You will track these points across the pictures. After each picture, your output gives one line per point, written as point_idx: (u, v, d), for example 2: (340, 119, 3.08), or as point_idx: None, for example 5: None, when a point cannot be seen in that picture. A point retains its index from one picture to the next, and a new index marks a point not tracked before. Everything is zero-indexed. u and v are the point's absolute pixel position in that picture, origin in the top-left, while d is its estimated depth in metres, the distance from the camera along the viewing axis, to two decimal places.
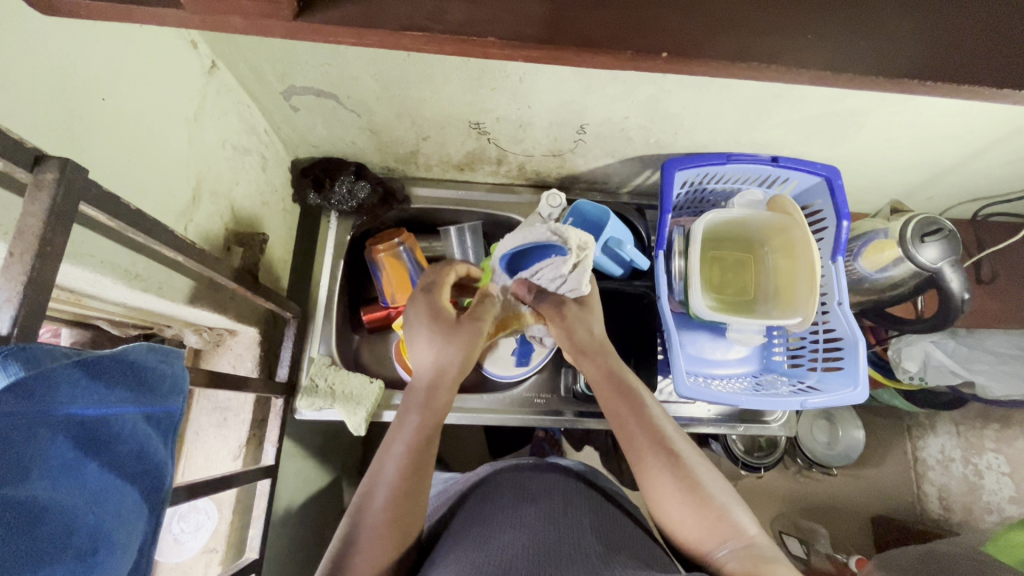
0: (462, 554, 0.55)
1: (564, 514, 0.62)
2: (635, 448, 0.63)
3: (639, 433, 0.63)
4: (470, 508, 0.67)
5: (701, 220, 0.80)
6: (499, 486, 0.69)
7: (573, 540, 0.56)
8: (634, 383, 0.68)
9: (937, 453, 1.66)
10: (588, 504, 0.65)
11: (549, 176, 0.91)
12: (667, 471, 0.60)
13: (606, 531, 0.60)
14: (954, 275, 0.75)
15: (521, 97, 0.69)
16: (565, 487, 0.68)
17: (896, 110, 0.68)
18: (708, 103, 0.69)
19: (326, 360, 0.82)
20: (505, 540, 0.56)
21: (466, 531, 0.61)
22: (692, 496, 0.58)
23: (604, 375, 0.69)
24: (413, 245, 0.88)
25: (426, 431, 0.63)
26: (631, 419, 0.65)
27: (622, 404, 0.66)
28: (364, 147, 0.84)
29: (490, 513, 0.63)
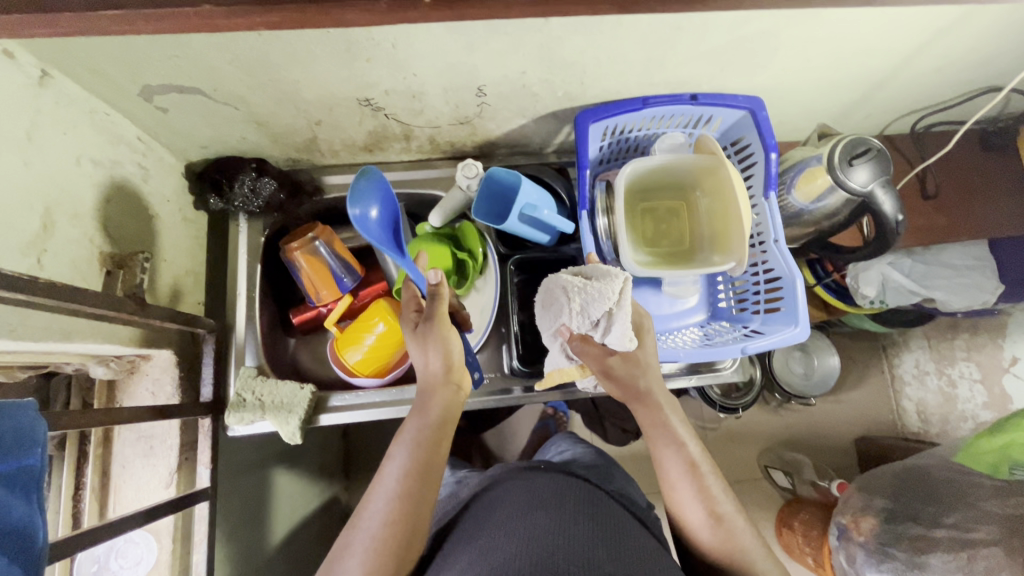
0: (473, 567, 0.56)
1: (571, 524, 0.62)
2: (677, 493, 0.64)
3: (685, 494, 0.63)
4: (481, 517, 0.68)
5: (621, 174, 0.75)
6: (512, 493, 0.70)
7: (580, 551, 0.56)
8: (683, 431, 0.67)
9: (913, 368, 1.68)
10: (593, 513, 0.66)
11: (465, 145, 0.85)
12: (708, 525, 0.61)
13: (612, 541, 0.61)
14: (886, 197, 0.71)
15: (402, 65, 0.63)
16: (573, 496, 0.69)
17: (803, 26, 0.63)
18: (605, 45, 0.63)
19: (252, 371, 0.78)
20: (514, 548, 0.57)
21: (477, 541, 0.61)
22: (728, 555, 0.60)
23: (653, 427, 0.68)
24: (329, 238, 0.82)
25: (414, 435, 0.62)
26: (678, 476, 0.64)
27: (670, 458, 0.65)
28: (257, 141, 0.77)
29: (501, 522, 0.63)
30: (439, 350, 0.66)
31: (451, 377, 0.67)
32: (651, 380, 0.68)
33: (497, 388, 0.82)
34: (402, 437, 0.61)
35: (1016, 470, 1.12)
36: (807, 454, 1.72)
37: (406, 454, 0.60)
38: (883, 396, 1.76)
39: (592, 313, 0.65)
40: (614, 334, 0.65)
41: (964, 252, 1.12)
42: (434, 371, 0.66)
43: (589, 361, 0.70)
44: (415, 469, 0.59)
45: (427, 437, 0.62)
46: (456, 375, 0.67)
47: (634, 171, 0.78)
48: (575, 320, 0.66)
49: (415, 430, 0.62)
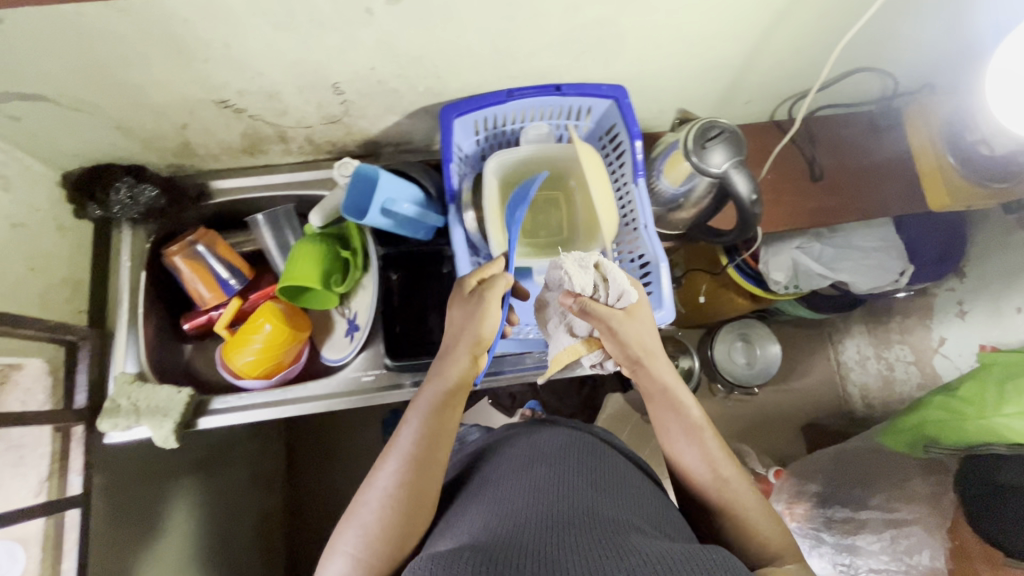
0: (480, 516, 0.62)
1: (567, 477, 0.67)
2: (683, 454, 0.72)
3: (689, 449, 0.71)
4: (489, 467, 0.74)
5: (487, 166, 0.78)
6: (520, 449, 0.75)
7: (578, 505, 0.62)
8: (684, 399, 0.74)
9: (855, 353, 1.69)
10: (591, 465, 0.71)
11: (347, 144, 0.86)
12: (708, 482, 0.70)
13: (610, 492, 0.66)
14: (741, 179, 0.72)
15: (243, 64, 0.63)
16: (574, 449, 0.74)
17: (637, 11, 0.64)
18: (444, 38, 0.64)
19: (130, 376, 0.78)
20: (517, 504, 0.63)
21: (487, 493, 0.67)
22: (720, 503, 0.69)
23: (653, 393, 0.75)
24: (209, 240, 0.83)
25: (430, 407, 0.66)
26: (683, 433, 0.72)
27: (674, 423, 0.73)
28: (129, 147, 0.78)
29: (505, 475, 0.69)
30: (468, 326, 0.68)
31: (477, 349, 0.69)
32: (649, 346, 0.73)
33: (384, 383, 0.82)
34: (418, 403, 0.66)
35: (931, 449, 1.08)
36: (756, 443, 1.72)
37: (422, 417, 0.65)
38: (829, 383, 1.77)
39: (621, 285, 0.69)
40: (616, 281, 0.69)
41: (869, 234, 1.14)
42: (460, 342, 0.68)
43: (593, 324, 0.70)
44: (428, 433, 0.64)
45: (442, 402, 0.66)
46: (481, 350, 0.69)
47: (501, 163, 0.80)
48: (574, 274, 0.68)
49: (433, 396, 0.67)
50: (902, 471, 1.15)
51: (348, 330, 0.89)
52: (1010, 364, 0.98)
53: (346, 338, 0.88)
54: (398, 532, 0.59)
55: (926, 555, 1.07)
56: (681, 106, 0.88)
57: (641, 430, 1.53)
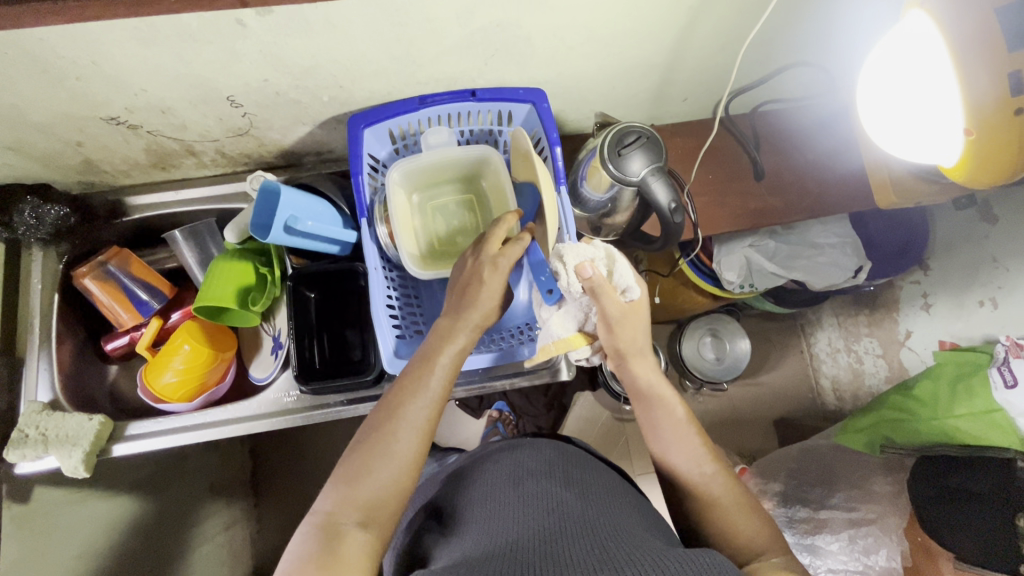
0: (479, 534, 0.59)
1: (560, 491, 0.64)
2: (670, 452, 0.70)
3: (674, 449, 0.70)
4: (477, 479, 0.71)
5: (391, 175, 0.74)
6: (500, 464, 0.72)
7: (584, 515, 0.60)
8: (672, 396, 0.73)
9: (827, 345, 1.66)
10: (584, 479, 0.69)
11: (264, 156, 0.83)
12: (695, 480, 0.67)
13: (600, 504, 0.63)
14: (660, 187, 0.68)
15: (120, 80, 0.60)
16: (563, 462, 0.72)
17: (538, 13, 0.60)
18: (334, 47, 0.60)
19: (40, 405, 0.75)
20: (511, 519, 0.60)
21: (474, 514, 0.64)
22: (707, 506, 0.66)
23: (646, 393, 0.73)
24: (121, 260, 0.81)
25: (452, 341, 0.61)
26: (668, 433, 0.71)
27: (659, 418, 0.72)
28: (27, 167, 0.75)
29: (495, 490, 0.66)
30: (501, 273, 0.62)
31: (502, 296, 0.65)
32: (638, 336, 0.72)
33: (308, 404, 0.80)
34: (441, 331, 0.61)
35: (886, 450, 0.98)
36: (727, 438, 1.70)
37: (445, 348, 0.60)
38: (802, 375, 1.74)
39: (627, 281, 0.66)
40: (622, 275, 0.66)
41: (824, 230, 1.11)
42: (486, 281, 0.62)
43: (604, 302, 0.65)
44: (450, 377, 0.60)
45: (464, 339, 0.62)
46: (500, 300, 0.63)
47: (403, 172, 0.75)
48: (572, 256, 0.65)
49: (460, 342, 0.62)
50: (862, 468, 1.08)
51: (275, 348, 0.86)
52: (965, 363, 0.89)
53: (272, 355, 0.85)
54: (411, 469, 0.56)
55: (884, 555, 1.02)
56: (601, 111, 0.86)
57: (608, 431, 1.51)
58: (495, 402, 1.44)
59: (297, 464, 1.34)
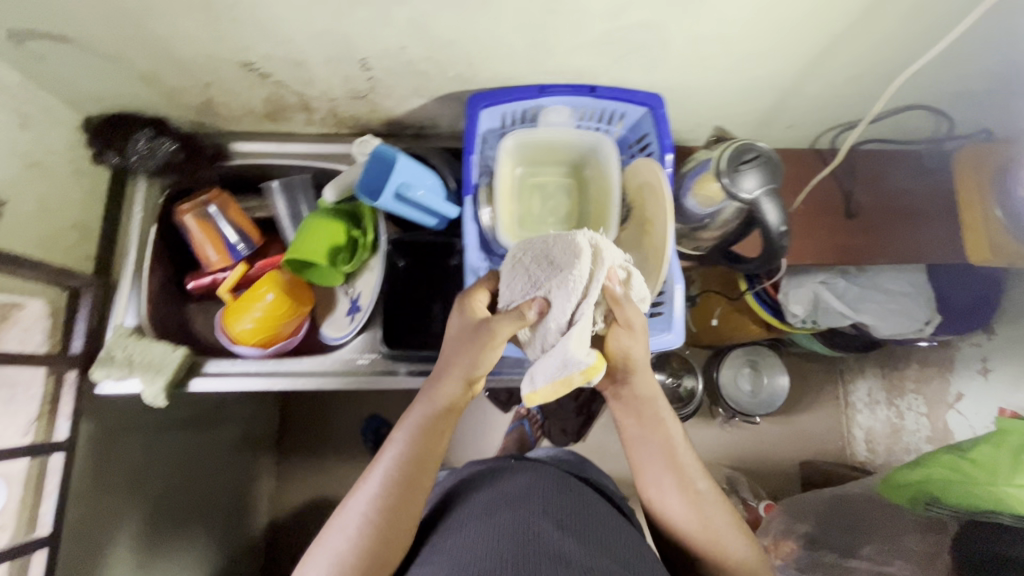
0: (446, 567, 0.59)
1: (538, 523, 0.63)
2: (662, 487, 0.67)
3: (665, 480, 0.66)
4: (456, 511, 0.69)
5: (503, 145, 0.74)
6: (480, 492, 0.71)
7: (553, 546, 0.59)
8: (669, 422, 0.68)
9: (865, 396, 1.64)
10: (561, 507, 0.67)
11: (371, 122, 0.84)
12: (690, 511, 0.65)
13: (578, 539, 0.61)
14: (772, 206, 0.68)
15: (270, 27, 0.62)
16: (540, 489, 0.69)
17: (686, 18, 0.61)
18: (480, 24, 0.61)
19: (129, 329, 0.78)
20: (479, 555, 0.58)
21: (448, 543, 0.63)
22: (700, 526, 0.65)
23: (642, 411, 0.69)
24: (222, 202, 0.83)
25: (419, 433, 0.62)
26: (662, 460, 0.67)
27: (652, 447, 0.68)
28: (150, 99, 0.77)
29: (472, 519, 0.65)
30: (466, 358, 0.62)
31: (470, 383, 0.64)
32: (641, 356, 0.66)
33: (378, 369, 0.80)
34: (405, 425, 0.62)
35: (931, 508, 0.96)
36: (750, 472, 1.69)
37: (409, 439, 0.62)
38: (834, 422, 1.71)
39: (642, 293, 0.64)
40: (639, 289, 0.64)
41: (899, 277, 1.09)
42: (454, 373, 0.63)
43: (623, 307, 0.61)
44: (411, 457, 0.61)
45: (429, 429, 0.62)
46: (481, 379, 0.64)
47: (516, 144, 0.76)
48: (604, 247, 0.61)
49: (418, 420, 0.63)
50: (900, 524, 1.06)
51: (351, 309, 0.88)
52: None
53: (348, 316, 0.87)
54: (366, 567, 0.57)
55: None
56: (705, 125, 0.86)
57: None
58: (525, 399, 1.44)
59: (330, 430, 1.35)
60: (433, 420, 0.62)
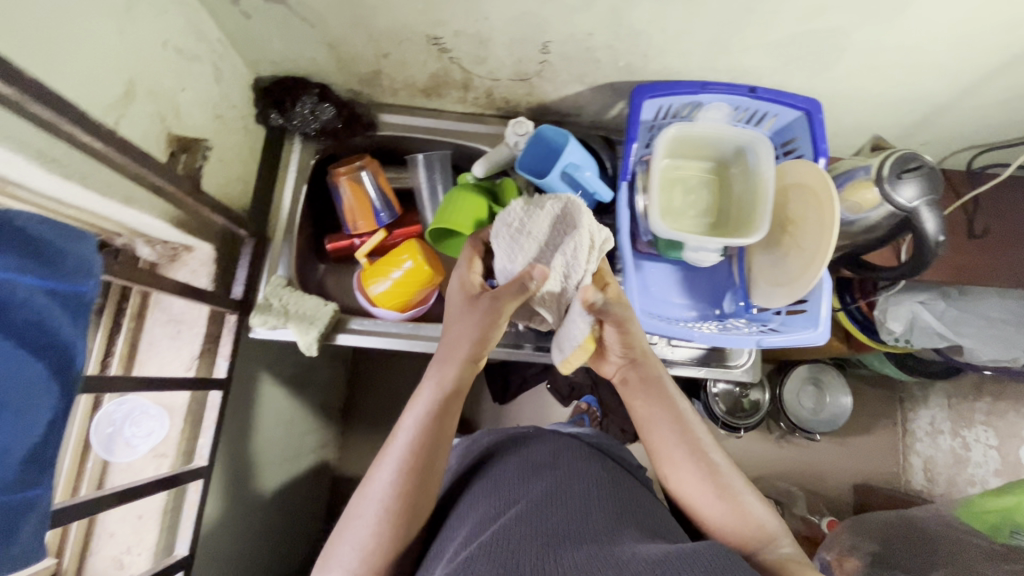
0: (476, 526, 0.58)
1: (565, 487, 0.62)
2: (672, 457, 0.68)
3: (672, 446, 0.68)
4: (475, 482, 0.69)
5: (662, 136, 0.76)
6: (505, 459, 0.71)
7: (576, 514, 0.58)
8: (675, 395, 0.72)
9: (928, 424, 1.61)
10: (586, 470, 0.66)
11: (520, 105, 0.88)
12: (704, 476, 0.65)
13: (603, 504, 0.61)
14: (931, 217, 0.70)
15: (475, 5, 0.65)
16: (564, 455, 0.69)
17: (878, 27, 0.63)
18: (676, 17, 0.64)
19: (283, 280, 0.82)
20: (508, 512, 0.58)
21: (470, 510, 0.63)
22: (718, 497, 0.64)
23: (651, 389, 0.72)
24: (375, 170, 0.86)
25: (433, 404, 0.63)
26: (674, 428, 0.69)
27: (659, 415, 0.70)
28: (325, 66, 0.81)
29: (499, 485, 0.65)
30: (472, 329, 0.66)
31: (473, 358, 0.67)
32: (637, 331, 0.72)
33: (504, 341, 0.86)
34: (414, 405, 0.63)
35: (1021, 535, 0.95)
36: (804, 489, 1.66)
37: (420, 414, 0.63)
38: (890, 449, 1.70)
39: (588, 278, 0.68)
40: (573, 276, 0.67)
41: (1003, 304, 1.09)
42: (460, 348, 0.66)
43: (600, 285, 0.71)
44: (427, 438, 0.61)
45: (442, 405, 0.63)
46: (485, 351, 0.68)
47: (673, 136, 0.78)
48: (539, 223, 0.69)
49: (429, 400, 0.63)
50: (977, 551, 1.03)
51: None
52: None
53: None
54: (391, 538, 0.57)
55: None
56: (842, 134, 0.88)
57: None
58: (585, 394, 1.43)
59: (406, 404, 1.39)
60: (441, 393, 0.64)
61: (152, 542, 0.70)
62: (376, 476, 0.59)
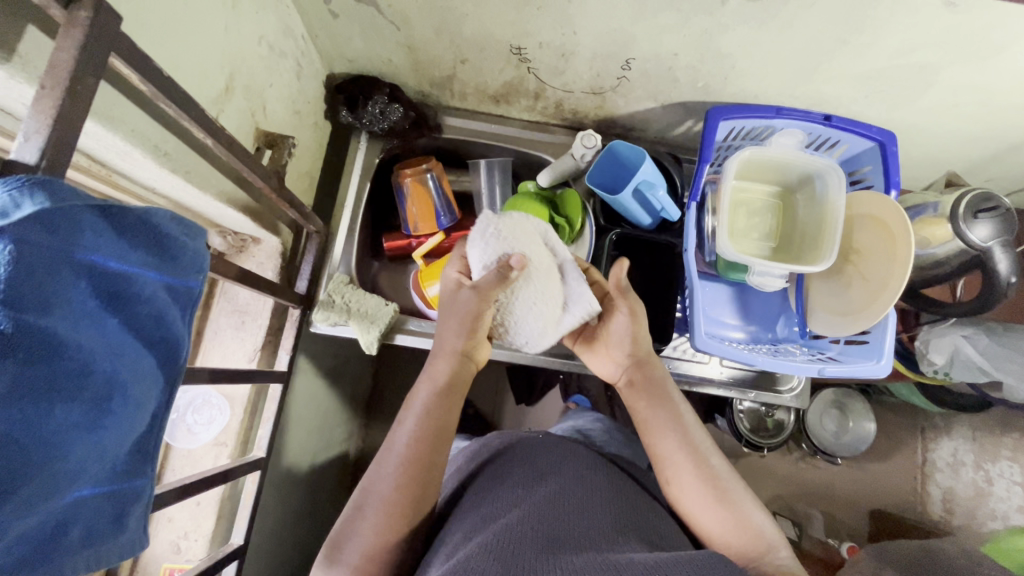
0: (468, 529, 0.54)
1: (560, 491, 0.58)
2: (669, 463, 0.64)
3: (673, 451, 0.64)
4: (472, 486, 0.64)
5: (734, 158, 0.76)
6: (506, 461, 0.66)
7: (573, 518, 0.54)
8: (677, 399, 0.68)
9: (949, 456, 1.47)
10: (592, 481, 0.62)
11: (587, 117, 0.88)
12: (703, 483, 0.61)
13: (601, 510, 0.56)
14: (1004, 258, 0.70)
15: (567, 20, 0.66)
16: (563, 461, 0.65)
17: (971, 66, 0.63)
18: (767, 44, 0.64)
19: (345, 278, 0.82)
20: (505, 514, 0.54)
21: (465, 512, 0.58)
22: (718, 505, 0.60)
23: (650, 391, 0.69)
24: (440, 174, 0.87)
25: (430, 400, 0.61)
26: (672, 432, 0.65)
27: (659, 418, 0.66)
28: (400, 67, 0.81)
29: (495, 488, 0.60)
30: (458, 327, 0.65)
31: (466, 351, 0.65)
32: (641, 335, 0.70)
33: (556, 352, 0.86)
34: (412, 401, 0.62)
35: None
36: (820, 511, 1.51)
37: (419, 409, 0.61)
38: (907, 477, 1.50)
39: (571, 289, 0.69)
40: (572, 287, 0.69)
41: None
42: (449, 344, 0.65)
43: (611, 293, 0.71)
44: (425, 432, 0.59)
45: (439, 399, 0.62)
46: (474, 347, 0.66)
47: (744, 159, 0.78)
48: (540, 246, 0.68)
49: (424, 396, 0.62)
50: None
51: None
52: None
53: None
54: (392, 535, 0.55)
55: None
56: (907, 166, 0.87)
57: None
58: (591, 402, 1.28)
59: None
60: (437, 387, 0.62)
61: (209, 529, 0.71)
62: (375, 471, 0.58)
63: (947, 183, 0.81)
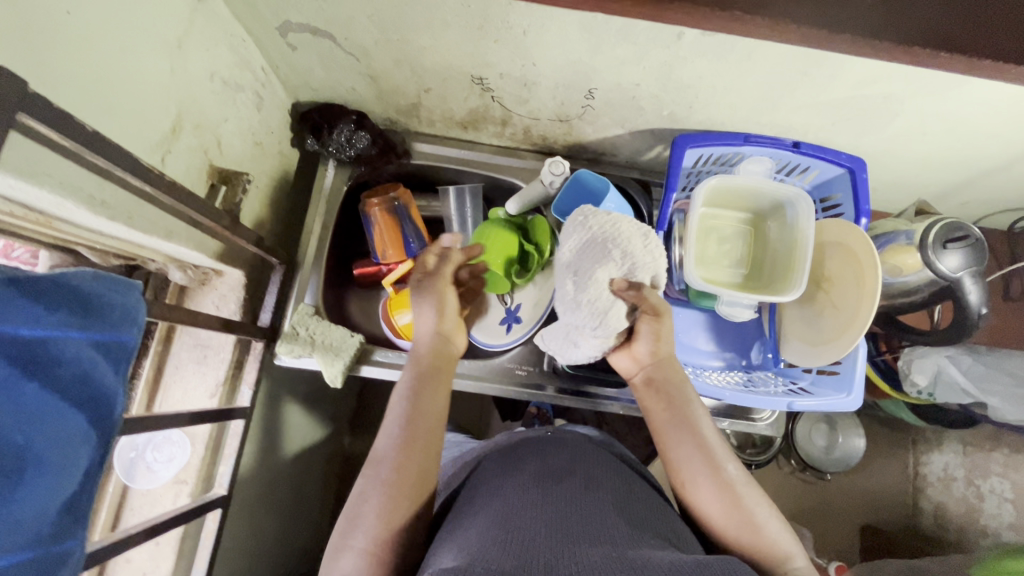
0: (480, 522, 0.50)
1: (578, 489, 0.54)
2: (682, 465, 0.61)
3: (689, 453, 0.61)
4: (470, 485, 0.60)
5: (701, 186, 0.75)
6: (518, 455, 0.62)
7: (592, 517, 0.50)
8: (696, 404, 0.64)
9: (942, 471, 1.34)
10: (603, 477, 0.58)
11: (556, 143, 0.87)
12: (714, 487, 0.58)
13: (621, 509, 0.52)
14: (973, 287, 0.69)
15: (525, 52, 0.65)
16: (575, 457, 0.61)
17: (934, 97, 0.62)
18: (726, 76, 0.64)
19: (310, 309, 0.81)
20: (518, 512, 0.50)
21: (466, 509, 0.55)
22: (729, 506, 0.57)
23: (671, 395, 0.65)
24: (408, 201, 0.87)
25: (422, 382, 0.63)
26: (689, 435, 0.62)
27: (679, 419, 0.63)
28: (365, 95, 0.80)
29: (506, 483, 0.56)
30: (426, 308, 0.69)
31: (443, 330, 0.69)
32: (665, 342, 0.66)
33: (529, 383, 0.85)
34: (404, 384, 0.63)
35: None
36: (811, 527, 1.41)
37: (413, 394, 0.62)
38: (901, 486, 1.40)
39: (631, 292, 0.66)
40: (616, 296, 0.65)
41: None
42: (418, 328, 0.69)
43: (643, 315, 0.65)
44: (419, 415, 0.60)
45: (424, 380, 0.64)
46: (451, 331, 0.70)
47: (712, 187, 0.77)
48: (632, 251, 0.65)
49: (407, 379, 0.64)
50: None
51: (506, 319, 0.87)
52: None
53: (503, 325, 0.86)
54: (400, 519, 0.54)
55: None
56: (882, 190, 0.86)
57: None
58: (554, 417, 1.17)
59: None
60: (418, 369, 0.65)
61: (167, 569, 0.70)
62: (374, 460, 0.57)
63: (918, 210, 0.80)
